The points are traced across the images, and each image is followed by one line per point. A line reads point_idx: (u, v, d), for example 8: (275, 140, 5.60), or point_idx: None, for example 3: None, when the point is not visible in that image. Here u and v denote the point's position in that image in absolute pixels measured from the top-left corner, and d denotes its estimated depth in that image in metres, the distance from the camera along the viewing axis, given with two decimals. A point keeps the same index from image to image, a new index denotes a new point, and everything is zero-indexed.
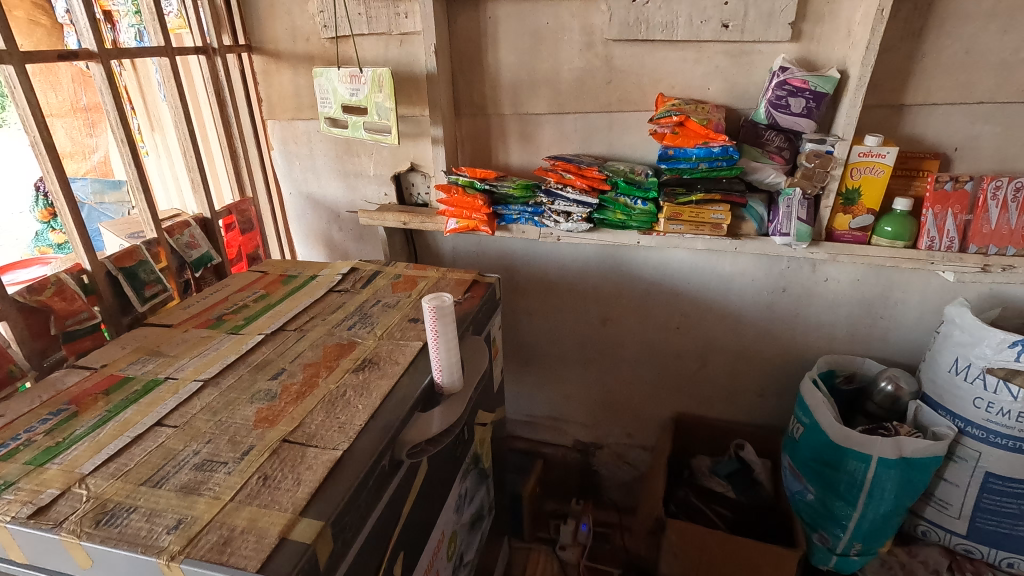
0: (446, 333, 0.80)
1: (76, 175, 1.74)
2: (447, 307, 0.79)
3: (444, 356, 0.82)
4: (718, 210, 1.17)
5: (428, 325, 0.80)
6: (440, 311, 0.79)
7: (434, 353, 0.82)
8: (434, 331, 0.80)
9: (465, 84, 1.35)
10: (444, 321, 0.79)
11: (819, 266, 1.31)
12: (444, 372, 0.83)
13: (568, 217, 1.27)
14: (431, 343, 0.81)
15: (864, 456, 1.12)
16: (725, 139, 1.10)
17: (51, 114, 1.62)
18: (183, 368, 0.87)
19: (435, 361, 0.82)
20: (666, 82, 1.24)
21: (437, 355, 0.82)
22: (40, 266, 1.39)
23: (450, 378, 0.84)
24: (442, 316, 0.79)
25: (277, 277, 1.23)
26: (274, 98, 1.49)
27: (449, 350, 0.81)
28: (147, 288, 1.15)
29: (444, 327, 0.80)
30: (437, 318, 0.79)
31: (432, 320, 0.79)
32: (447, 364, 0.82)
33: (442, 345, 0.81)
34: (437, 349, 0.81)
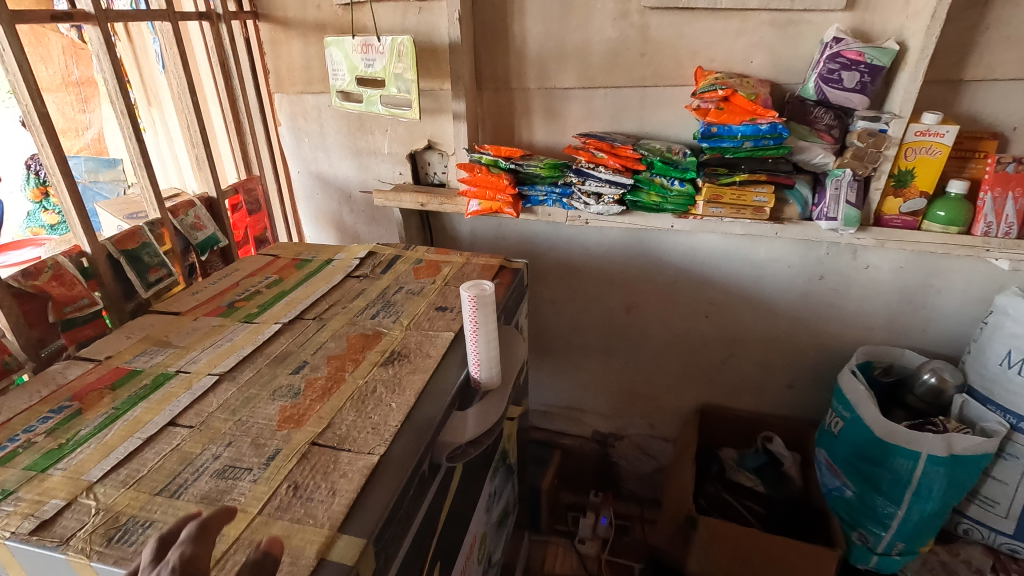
0: (486, 325, 0.73)
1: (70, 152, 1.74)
2: (488, 296, 0.72)
3: (482, 349, 0.75)
4: (761, 191, 1.10)
5: (466, 315, 0.73)
6: (480, 300, 0.72)
7: (472, 346, 0.75)
8: (473, 322, 0.73)
9: (487, 55, 1.27)
10: (484, 311, 0.73)
11: (860, 252, 1.24)
12: (482, 367, 0.76)
13: (598, 198, 1.19)
14: (469, 334, 0.75)
15: (911, 453, 1.06)
16: (774, 116, 1.01)
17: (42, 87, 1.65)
18: (196, 361, 0.80)
19: (473, 354, 0.75)
20: (706, 54, 1.15)
21: (475, 348, 0.75)
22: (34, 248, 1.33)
23: (488, 374, 0.77)
24: (483, 306, 0.72)
25: (290, 261, 1.15)
26: (282, 70, 1.39)
27: (488, 343, 0.75)
28: (151, 272, 1.07)
29: (484, 318, 0.73)
30: (477, 307, 0.72)
31: (471, 310, 0.72)
32: (485, 358, 0.75)
33: (481, 338, 0.74)
34: (475, 341, 0.74)
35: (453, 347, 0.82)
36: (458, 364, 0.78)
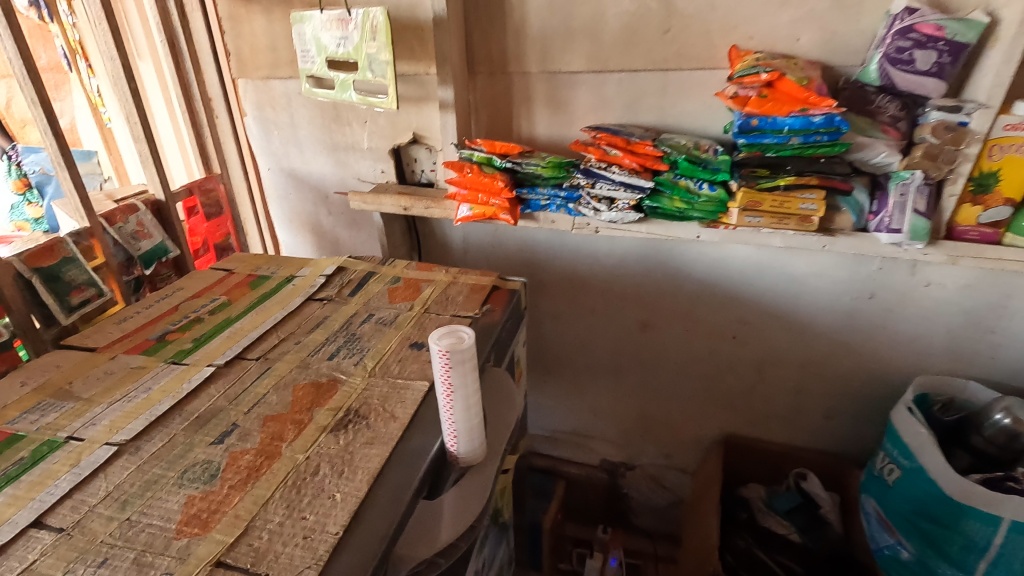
0: (462, 387, 0.55)
1: None
2: (465, 351, 0.54)
3: (459, 417, 0.57)
4: (810, 197, 0.90)
5: (436, 373, 0.55)
6: (454, 357, 0.53)
7: (444, 412, 0.57)
8: (445, 383, 0.55)
9: (479, 33, 1.07)
10: (460, 369, 0.54)
11: (920, 267, 1.04)
12: (458, 438, 0.58)
13: (611, 204, 1.01)
14: (441, 397, 0.56)
15: (989, 516, 0.88)
16: (831, 106, 0.82)
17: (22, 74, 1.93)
18: (95, 423, 0.62)
19: (446, 423, 0.57)
20: (742, 30, 0.96)
21: (449, 416, 0.57)
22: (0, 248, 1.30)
23: (467, 447, 0.59)
24: (457, 363, 0.54)
25: (245, 278, 0.97)
26: (244, 51, 1.21)
27: (466, 409, 0.56)
28: (74, 293, 0.90)
29: (459, 378, 0.55)
30: (450, 365, 0.54)
31: (442, 368, 0.54)
32: (463, 428, 0.57)
33: (456, 404, 0.56)
34: (449, 407, 0.56)
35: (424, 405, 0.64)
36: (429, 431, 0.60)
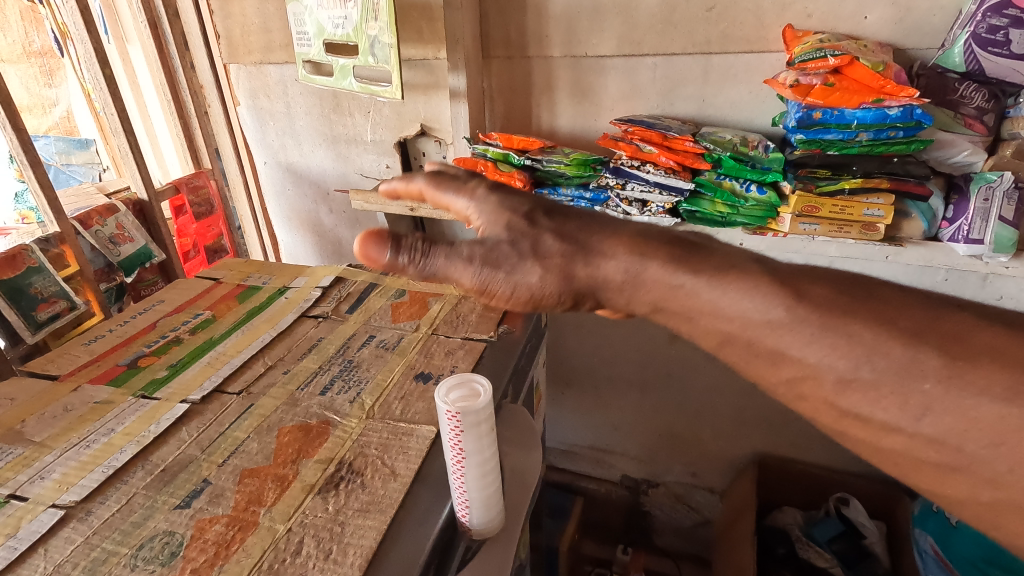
0: (478, 452, 0.45)
1: (39, 132, 2.00)
2: (481, 411, 0.44)
3: (472, 486, 0.46)
4: (876, 201, 0.78)
5: (446, 436, 0.45)
6: (468, 418, 0.43)
7: (455, 479, 0.47)
8: (456, 448, 0.45)
9: (496, 12, 0.95)
10: (474, 431, 0.44)
11: (992, 279, 0.91)
12: (472, 508, 0.48)
13: (643, 207, 0.89)
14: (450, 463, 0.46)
15: None
16: (911, 96, 0.70)
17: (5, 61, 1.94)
18: (44, 477, 0.52)
19: (457, 492, 0.47)
20: (799, 8, 0.83)
21: (460, 484, 0.47)
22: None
23: (481, 518, 0.49)
24: (471, 424, 0.44)
25: (233, 289, 0.87)
26: (235, 33, 1.10)
27: (482, 478, 0.46)
28: (41, 307, 0.80)
29: (473, 442, 0.44)
30: (463, 428, 0.43)
31: (452, 430, 0.44)
32: (478, 498, 0.47)
33: (469, 471, 0.46)
34: (461, 475, 0.46)
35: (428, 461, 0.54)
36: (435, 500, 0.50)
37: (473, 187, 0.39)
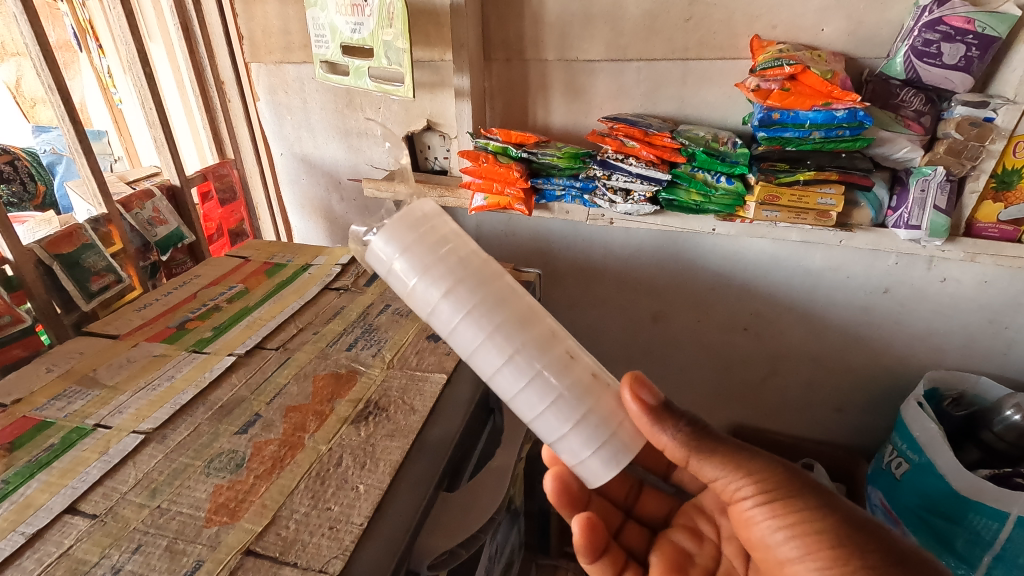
0: (508, 385, 0.47)
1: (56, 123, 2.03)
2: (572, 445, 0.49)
3: (442, 322, 0.47)
4: (828, 192, 0.90)
5: (561, 379, 0.48)
6: (585, 433, 0.49)
7: (465, 317, 0.46)
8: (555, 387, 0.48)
9: (497, 19, 1.06)
10: (546, 422, 0.48)
11: (937, 262, 1.02)
12: (398, 280, 0.47)
13: (627, 195, 1.01)
14: (514, 346, 0.47)
15: (997, 513, 0.89)
16: (854, 101, 0.81)
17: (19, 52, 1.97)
18: (122, 411, 0.63)
19: (445, 310, 0.46)
20: (766, 20, 0.94)
21: (457, 320, 0.46)
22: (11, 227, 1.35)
23: (374, 258, 0.49)
24: (564, 430, 0.48)
25: (261, 266, 0.98)
26: (257, 34, 1.20)
27: (466, 347, 0.47)
28: (94, 279, 0.90)
29: (512, 396, 0.48)
30: (565, 421, 0.48)
31: (566, 404, 0.48)
32: (449, 289, 0.46)
33: (486, 354, 0.47)
34: (487, 337, 0.46)
35: (434, 224, 0.48)
36: (411, 256, 0.47)
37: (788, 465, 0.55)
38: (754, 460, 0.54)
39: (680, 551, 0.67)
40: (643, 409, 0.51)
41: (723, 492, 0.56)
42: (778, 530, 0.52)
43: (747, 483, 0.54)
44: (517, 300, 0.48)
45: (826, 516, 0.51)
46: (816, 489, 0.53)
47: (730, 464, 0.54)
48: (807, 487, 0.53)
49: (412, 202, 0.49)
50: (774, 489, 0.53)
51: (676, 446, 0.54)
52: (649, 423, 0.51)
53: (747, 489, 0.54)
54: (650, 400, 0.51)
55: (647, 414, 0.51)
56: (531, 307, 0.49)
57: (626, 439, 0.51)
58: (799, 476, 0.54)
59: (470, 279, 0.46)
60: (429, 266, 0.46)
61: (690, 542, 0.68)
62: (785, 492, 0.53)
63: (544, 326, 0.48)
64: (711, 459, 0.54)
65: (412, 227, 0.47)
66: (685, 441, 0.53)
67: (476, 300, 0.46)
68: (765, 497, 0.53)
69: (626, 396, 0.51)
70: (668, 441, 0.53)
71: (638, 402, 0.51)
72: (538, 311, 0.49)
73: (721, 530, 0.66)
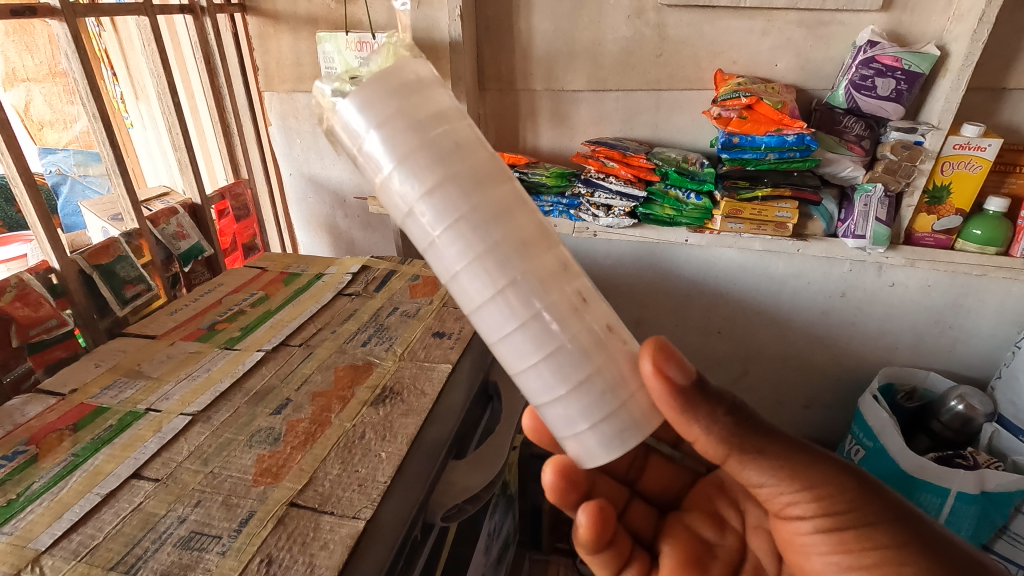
0: (491, 319, 0.42)
1: (56, 145, 1.63)
2: (568, 408, 0.44)
3: (419, 231, 0.41)
4: (784, 206, 1.03)
5: (559, 327, 0.42)
6: (583, 402, 0.43)
7: (448, 231, 0.40)
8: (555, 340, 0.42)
9: (491, 53, 1.17)
10: (535, 377, 0.43)
11: (885, 269, 1.14)
12: (367, 156, 0.40)
13: (608, 210, 1.13)
14: (507, 278, 0.40)
15: (940, 489, 1.00)
16: (802, 127, 0.95)
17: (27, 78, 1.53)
18: (168, 397, 0.72)
19: (424, 213, 0.39)
20: (727, 56, 1.07)
21: (437, 231, 0.40)
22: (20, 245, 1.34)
23: (340, 129, 0.41)
24: (555, 391, 0.43)
25: (277, 276, 1.08)
26: (271, 67, 1.32)
27: (445, 271, 0.41)
28: (127, 287, 1.00)
29: (493, 334, 0.42)
30: (560, 380, 0.43)
31: (557, 357, 0.42)
32: (433, 191, 0.39)
33: (467, 278, 0.41)
34: (473, 262, 0.40)
35: (426, 93, 0.40)
36: (384, 130, 0.39)
37: (869, 484, 0.52)
38: (815, 471, 0.50)
39: (700, 541, 0.62)
40: (667, 384, 0.45)
41: (777, 506, 0.51)
42: (847, 563, 0.49)
43: (811, 504, 0.50)
44: (519, 218, 0.41)
45: (909, 553, 0.47)
46: (890, 517, 0.49)
47: (785, 475, 0.50)
48: (881, 514, 0.49)
49: (400, 58, 0.40)
50: (836, 511, 0.49)
51: (715, 442, 0.49)
52: (676, 405, 0.46)
53: (804, 508, 0.50)
54: (673, 373, 0.45)
55: (668, 390, 0.45)
56: (537, 229, 0.42)
57: (637, 415, 0.45)
58: (870, 498, 0.50)
59: (460, 180, 0.39)
60: (408, 150, 0.39)
61: (711, 531, 0.63)
62: (850, 518, 0.49)
63: (549, 257, 0.42)
64: (769, 470, 0.50)
65: (394, 91, 0.39)
66: (723, 437, 0.49)
67: (465, 210, 0.39)
68: (826, 520, 0.49)
69: (648, 369, 0.45)
70: (700, 433, 0.49)
71: (664, 379, 0.45)
72: (543, 235, 0.42)
73: (746, 520, 0.63)
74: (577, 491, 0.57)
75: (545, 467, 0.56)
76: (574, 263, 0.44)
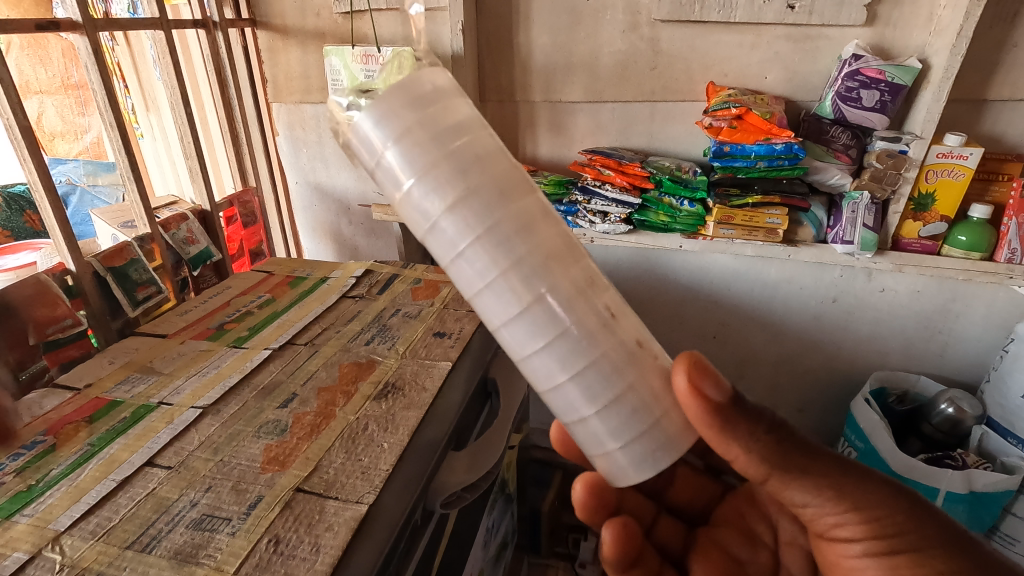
0: (517, 337, 0.42)
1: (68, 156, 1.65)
2: (597, 427, 0.44)
3: (444, 246, 0.41)
4: (774, 213, 1.07)
5: (589, 343, 0.42)
6: (611, 420, 0.44)
7: (473, 247, 0.40)
8: (584, 359, 0.42)
9: (491, 66, 1.22)
10: (564, 393, 0.43)
11: (875, 274, 1.17)
12: (387, 173, 0.40)
13: (604, 217, 1.18)
14: (533, 295, 0.41)
15: (929, 488, 1.03)
16: (790, 137, 0.99)
17: (40, 91, 1.55)
18: (180, 391, 0.76)
19: (446, 230, 0.40)
20: (719, 69, 1.11)
21: (460, 248, 0.40)
22: (29, 252, 1.24)
23: (356, 141, 0.42)
24: (584, 409, 0.44)
25: (284, 279, 1.11)
26: (280, 79, 1.37)
27: (471, 288, 0.42)
28: (139, 289, 1.04)
29: (520, 352, 0.43)
30: (587, 399, 0.43)
31: (584, 377, 0.43)
32: (455, 208, 0.39)
33: (493, 296, 0.41)
34: (500, 278, 0.40)
35: (444, 103, 0.40)
36: (405, 149, 0.39)
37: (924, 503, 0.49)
38: (865, 492, 0.48)
39: (730, 557, 0.63)
40: (705, 403, 0.45)
41: (823, 525, 0.50)
42: None
43: (859, 526, 0.48)
44: (543, 232, 0.41)
45: None
46: (945, 542, 0.47)
47: (833, 496, 0.48)
48: (935, 538, 0.47)
49: (414, 70, 0.41)
50: (885, 535, 0.48)
51: (754, 462, 0.48)
52: (714, 422, 0.46)
53: (852, 530, 0.48)
54: (710, 390, 0.45)
55: (706, 409, 0.45)
56: (562, 243, 0.42)
57: (671, 433, 0.45)
58: (924, 522, 0.48)
59: (484, 194, 0.39)
60: (429, 164, 0.39)
61: (743, 549, 0.63)
62: (900, 542, 0.47)
63: (575, 270, 0.42)
64: (815, 491, 0.48)
65: (412, 103, 0.39)
66: (764, 456, 0.48)
67: (489, 225, 0.40)
68: (874, 543, 0.48)
69: (682, 384, 0.45)
70: (740, 452, 0.48)
71: (701, 398, 0.45)
72: (567, 249, 0.42)
73: (779, 535, 0.62)
74: (605, 511, 0.59)
75: (575, 484, 0.58)
76: (601, 275, 0.44)
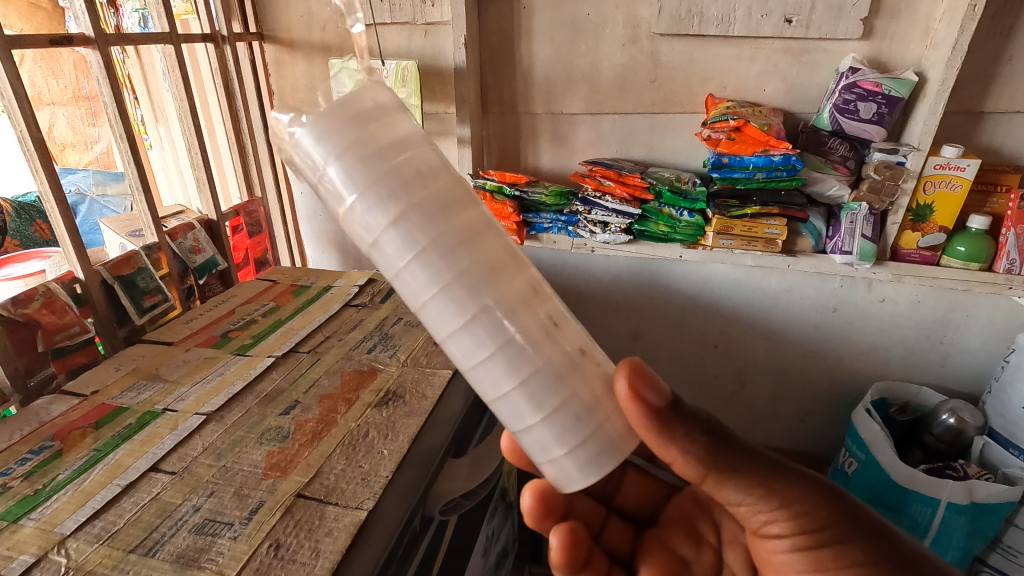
0: (462, 348, 0.42)
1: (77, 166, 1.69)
2: (544, 435, 0.44)
3: (386, 261, 0.41)
4: (773, 223, 1.08)
5: (533, 351, 0.42)
6: (557, 426, 0.44)
7: (415, 261, 0.40)
8: (530, 367, 0.42)
9: (493, 79, 1.24)
10: (509, 402, 0.43)
11: (874, 285, 1.17)
12: (331, 188, 0.40)
13: (605, 227, 1.19)
14: (478, 304, 0.41)
15: (930, 499, 1.02)
16: (788, 148, 1.00)
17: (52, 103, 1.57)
18: (184, 398, 0.77)
19: (390, 244, 0.40)
20: (718, 81, 1.12)
21: (404, 261, 0.40)
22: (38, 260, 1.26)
23: (299, 157, 0.41)
24: (529, 417, 0.43)
25: (288, 288, 1.13)
26: (286, 90, 1.39)
27: (415, 300, 0.42)
28: (146, 298, 1.05)
29: (466, 362, 0.43)
30: (532, 407, 0.43)
31: (530, 384, 0.42)
32: (397, 221, 0.39)
33: (437, 308, 0.41)
34: (443, 291, 0.40)
35: (384, 120, 0.40)
36: (344, 166, 0.39)
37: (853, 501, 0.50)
38: (792, 490, 0.49)
39: (676, 558, 0.63)
40: (644, 406, 0.45)
41: (754, 522, 0.51)
42: None
43: (786, 522, 0.49)
44: (487, 242, 0.41)
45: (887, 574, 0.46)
46: (869, 536, 0.48)
47: (762, 493, 0.49)
48: (858, 532, 0.48)
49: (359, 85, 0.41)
50: (811, 530, 0.49)
51: (692, 463, 0.49)
52: (653, 425, 0.46)
53: (781, 526, 0.49)
54: (648, 393, 0.46)
55: (645, 412, 0.46)
56: (506, 254, 0.42)
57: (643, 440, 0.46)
58: (847, 517, 0.49)
59: (425, 207, 0.40)
60: (370, 179, 0.39)
61: (688, 548, 0.63)
62: (824, 536, 0.48)
63: (518, 281, 0.42)
64: (744, 489, 0.49)
65: (351, 119, 0.39)
66: (700, 458, 0.48)
67: (433, 237, 0.40)
68: (801, 539, 0.49)
69: (622, 390, 0.45)
70: (677, 455, 0.48)
71: (639, 402, 0.45)
72: (511, 260, 0.42)
73: (722, 534, 0.62)
74: (553, 515, 0.59)
75: (523, 491, 0.58)
76: (545, 285, 0.44)
